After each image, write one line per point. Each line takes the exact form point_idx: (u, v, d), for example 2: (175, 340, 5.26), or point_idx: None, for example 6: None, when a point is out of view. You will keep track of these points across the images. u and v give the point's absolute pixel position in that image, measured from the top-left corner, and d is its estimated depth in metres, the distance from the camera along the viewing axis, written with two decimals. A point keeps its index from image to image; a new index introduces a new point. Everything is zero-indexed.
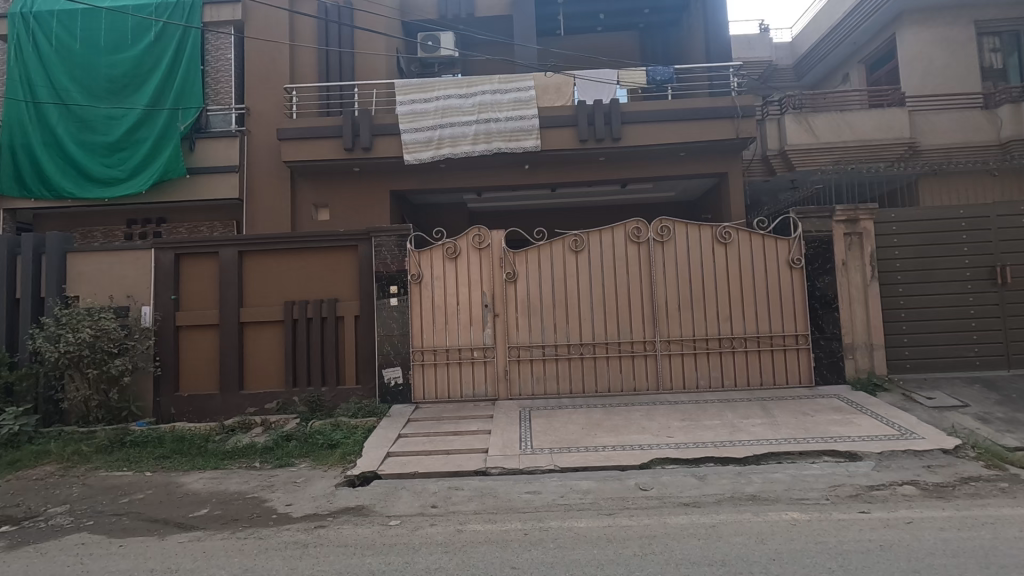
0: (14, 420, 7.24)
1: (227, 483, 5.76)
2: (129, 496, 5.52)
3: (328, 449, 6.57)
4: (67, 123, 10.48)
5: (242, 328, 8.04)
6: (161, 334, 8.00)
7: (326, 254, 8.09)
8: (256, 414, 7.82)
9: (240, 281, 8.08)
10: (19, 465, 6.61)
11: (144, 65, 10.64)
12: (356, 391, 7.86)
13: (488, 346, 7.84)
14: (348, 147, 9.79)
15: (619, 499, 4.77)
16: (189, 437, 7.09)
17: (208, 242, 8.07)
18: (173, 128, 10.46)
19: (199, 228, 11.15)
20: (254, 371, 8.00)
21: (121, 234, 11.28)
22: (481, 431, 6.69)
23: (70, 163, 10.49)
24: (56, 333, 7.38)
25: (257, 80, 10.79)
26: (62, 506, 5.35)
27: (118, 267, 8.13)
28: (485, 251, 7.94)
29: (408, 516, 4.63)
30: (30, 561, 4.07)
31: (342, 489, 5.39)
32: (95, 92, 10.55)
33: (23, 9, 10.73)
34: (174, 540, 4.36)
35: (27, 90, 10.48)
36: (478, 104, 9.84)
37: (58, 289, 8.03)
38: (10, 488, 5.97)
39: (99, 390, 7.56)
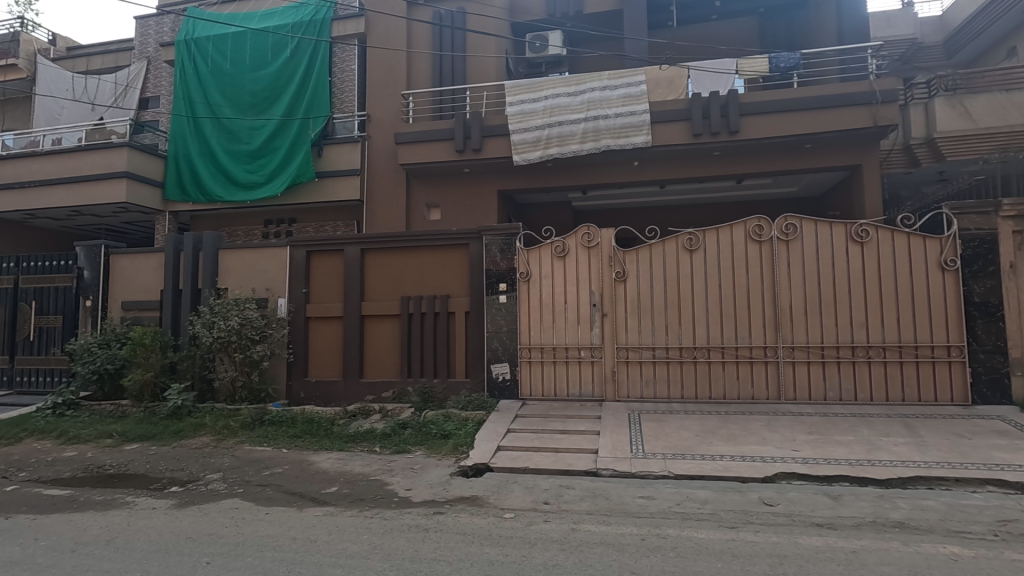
0: (178, 395, 8.32)
1: (352, 464, 6.21)
2: (270, 469, 6.12)
3: (441, 439, 6.86)
4: (218, 134, 11.81)
5: (363, 320, 8.60)
6: (293, 323, 8.79)
7: (439, 252, 8.44)
8: (374, 401, 8.33)
9: (362, 276, 8.65)
10: (182, 435, 7.59)
11: (281, 79, 11.74)
12: (466, 384, 8.11)
13: (596, 346, 7.77)
14: (460, 149, 10.14)
15: (741, 512, 4.50)
16: (317, 420, 7.72)
17: (335, 240, 8.73)
18: (304, 136, 11.44)
19: (325, 228, 12.09)
20: (373, 361, 8.53)
21: (260, 233, 12.51)
22: (589, 431, 6.63)
23: (219, 170, 11.81)
24: (211, 320, 8.38)
25: (377, 87, 11.47)
26: (217, 474, 6.06)
27: (259, 263, 9.05)
28: (594, 249, 7.87)
29: (522, 510, 4.70)
30: (196, 519, 4.65)
31: (456, 479, 5.58)
32: (240, 105, 11.79)
33: (186, 36, 12.26)
34: (311, 513, 4.76)
35: (188, 107, 11.98)
36: (587, 102, 9.74)
37: (212, 282, 9.09)
38: (175, 454, 6.86)
39: (243, 371, 8.44)
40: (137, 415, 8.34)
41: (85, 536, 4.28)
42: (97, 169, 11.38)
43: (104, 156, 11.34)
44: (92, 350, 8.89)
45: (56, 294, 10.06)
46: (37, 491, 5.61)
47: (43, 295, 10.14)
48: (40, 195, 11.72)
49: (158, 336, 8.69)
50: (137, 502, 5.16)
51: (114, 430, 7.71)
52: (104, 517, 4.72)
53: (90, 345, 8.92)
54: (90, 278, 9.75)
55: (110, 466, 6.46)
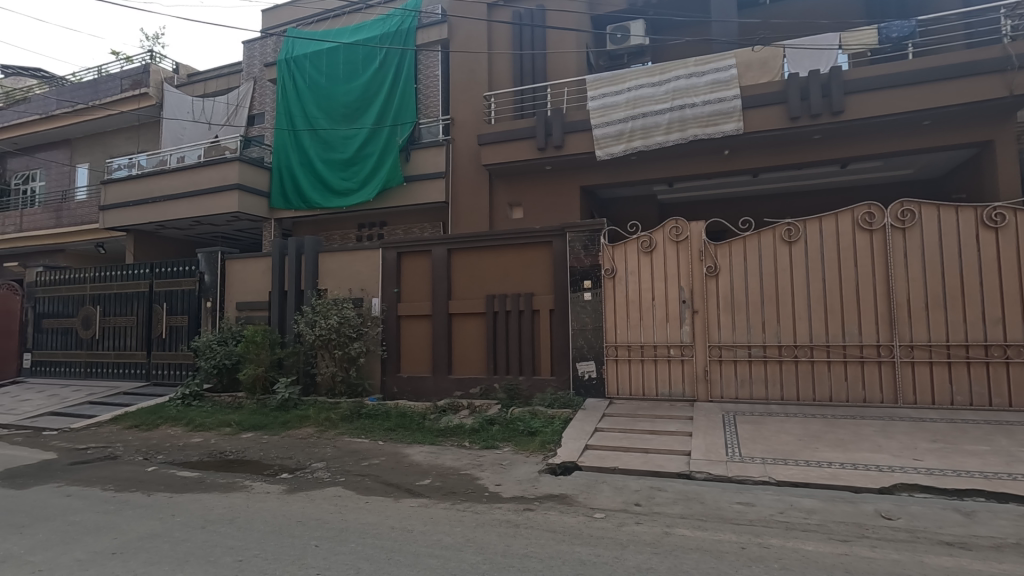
0: (285, 389, 8.98)
1: (443, 458, 6.41)
2: (367, 460, 6.47)
3: (528, 436, 6.92)
4: (315, 145, 12.62)
5: (450, 319, 8.85)
6: (386, 322, 9.22)
7: (523, 250, 8.49)
8: (462, 397, 8.54)
9: (449, 276, 8.90)
10: (289, 425, 8.20)
11: (371, 89, 12.35)
12: (551, 382, 8.09)
13: (686, 344, 7.48)
14: (541, 146, 10.14)
15: (853, 525, 4.14)
16: (409, 414, 8.05)
17: (423, 242, 9.04)
18: (393, 142, 11.95)
19: (413, 229, 12.55)
20: (459, 358, 8.75)
21: (354, 236, 13.12)
22: (680, 432, 6.40)
23: (317, 179, 12.62)
24: (313, 319, 9.00)
25: (459, 91, 11.75)
26: (321, 463, 6.49)
27: (354, 265, 9.58)
28: (682, 243, 7.59)
29: (612, 511, 4.62)
30: (304, 504, 5.01)
31: (545, 476, 5.59)
32: (335, 117, 12.52)
33: (286, 56, 13.22)
34: (407, 504, 4.97)
35: (289, 121, 12.92)
36: (672, 91, 9.39)
37: (313, 283, 9.74)
38: (283, 444, 7.43)
39: (342, 367, 8.98)
40: (250, 407, 9.12)
41: (211, 515, 4.73)
42: (214, 183, 12.57)
43: (220, 171, 12.50)
44: (212, 346, 9.86)
45: (182, 296, 11.24)
46: (172, 472, 6.30)
47: (172, 297, 11.36)
48: (167, 208, 13.12)
49: (268, 334, 9.49)
50: (254, 485, 5.65)
51: (232, 420, 8.48)
52: (226, 499, 5.21)
53: (211, 342, 9.89)
54: (211, 281, 10.84)
55: (229, 453, 7.12)
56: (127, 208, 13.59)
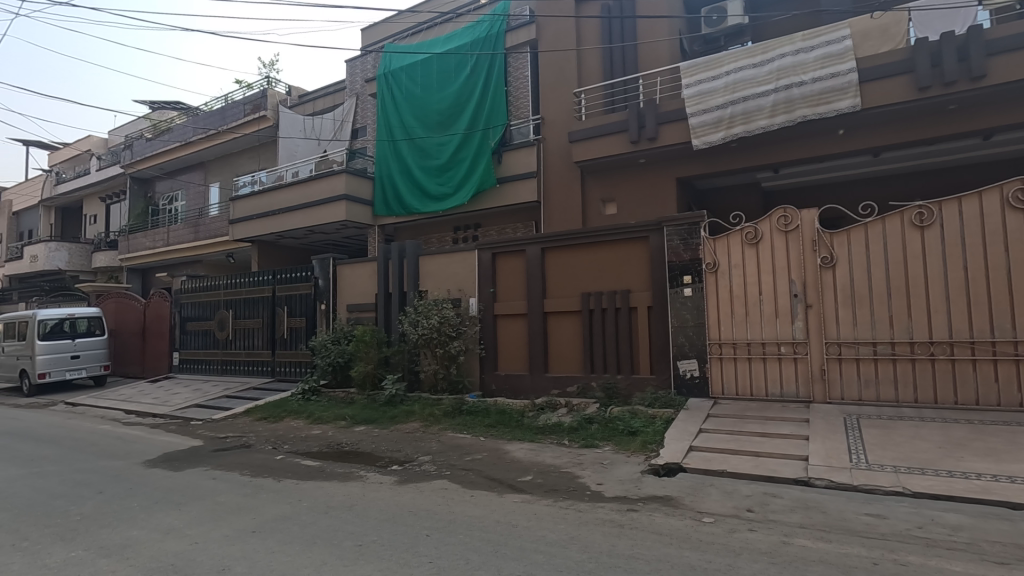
0: (392, 385, 9.51)
1: (543, 455, 6.48)
2: (470, 455, 6.69)
3: (629, 435, 6.80)
4: (413, 153, 13.23)
5: (546, 317, 8.90)
6: (484, 321, 9.46)
7: (618, 247, 8.34)
8: (559, 395, 8.55)
9: (543, 275, 8.94)
10: (397, 420, 8.68)
11: (463, 96, 12.71)
12: (651, 381, 7.88)
13: (800, 341, 6.97)
14: (634, 139, 9.90)
15: (1012, 546, 3.64)
16: (508, 411, 8.21)
17: (518, 242, 9.17)
18: (485, 146, 12.24)
19: (507, 230, 12.76)
20: (556, 356, 8.77)
21: (450, 239, 13.60)
22: (795, 435, 5.97)
23: (415, 185, 13.22)
24: (416, 319, 9.45)
25: (549, 90, 11.78)
26: (427, 456, 6.80)
27: (452, 267, 9.93)
28: (792, 233, 7.11)
29: (722, 515, 4.41)
30: (414, 495, 5.28)
31: (648, 477, 5.46)
32: (430, 125, 13.03)
33: (385, 70, 13.97)
34: (510, 499, 5.08)
35: (389, 131, 13.64)
36: (776, 71, 8.78)
37: (414, 285, 10.23)
38: (392, 437, 7.87)
39: (443, 365, 9.35)
40: (362, 401, 9.75)
41: (333, 501, 5.13)
42: (324, 194, 13.58)
43: (329, 183, 13.49)
44: (327, 346, 10.68)
45: (300, 300, 12.27)
46: (297, 461, 6.91)
47: (292, 301, 12.43)
48: (285, 219, 14.37)
49: (375, 333, 10.12)
50: (368, 476, 6.04)
51: (346, 414, 9.14)
52: (345, 487, 5.62)
53: (326, 342, 10.71)
54: (324, 286, 11.69)
55: (345, 444, 7.68)
56: (251, 221, 15.05)
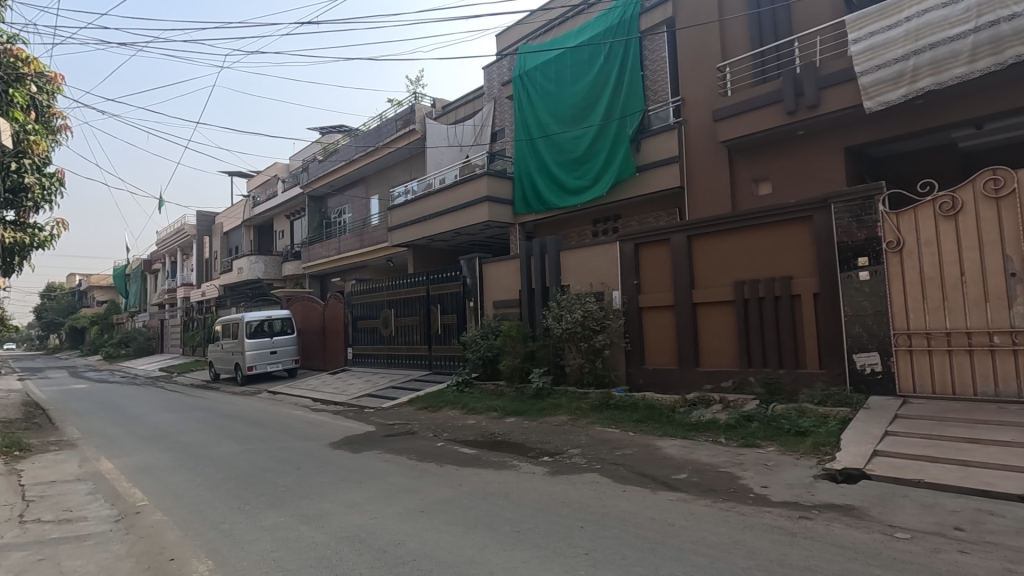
0: (539, 378, 9.74)
1: (698, 453, 6.16)
2: (620, 450, 6.59)
3: (796, 436, 6.21)
4: (550, 149, 13.37)
5: (695, 308, 8.44)
6: (628, 314, 9.26)
7: (775, 230, 7.61)
8: (713, 391, 8.06)
9: (691, 264, 8.49)
10: (545, 412, 8.87)
11: (598, 86, 12.53)
12: (820, 377, 7.08)
13: (1020, 329, 5.83)
14: (791, 109, 9.03)
15: None
16: (658, 406, 7.95)
17: (661, 231, 8.82)
18: (623, 134, 11.94)
19: (648, 219, 12.33)
20: (708, 349, 8.29)
21: (590, 232, 13.50)
22: (1018, 442, 4.96)
23: (553, 180, 13.34)
24: (559, 313, 9.54)
25: (690, 68, 11.17)
26: (576, 449, 6.84)
27: (593, 260, 9.87)
28: (1004, 200, 6.02)
29: (921, 532, 3.81)
30: (565, 486, 5.36)
31: (822, 482, 4.92)
32: (565, 119, 13.05)
33: (520, 71, 14.30)
34: (665, 496, 4.91)
35: (525, 131, 13.93)
36: (975, 7, 7.34)
37: (556, 280, 10.36)
38: (542, 429, 8.06)
39: (588, 359, 9.32)
40: (511, 394, 10.12)
41: (490, 488, 5.40)
42: (469, 197, 14.33)
43: (473, 187, 14.20)
44: (477, 340, 11.26)
45: (452, 298, 13.10)
46: (456, 448, 7.40)
47: (444, 299, 13.32)
48: (435, 224, 15.43)
49: (521, 328, 10.46)
50: (521, 466, 6.25)
51: (497, 405, 9.56)
52: (500, 475, 5.88)
53: (476, 337, 11.32)
54: (472, 284, 12.36)
55: (498, 434, 8.03)
56: (406, 227, 16.41)
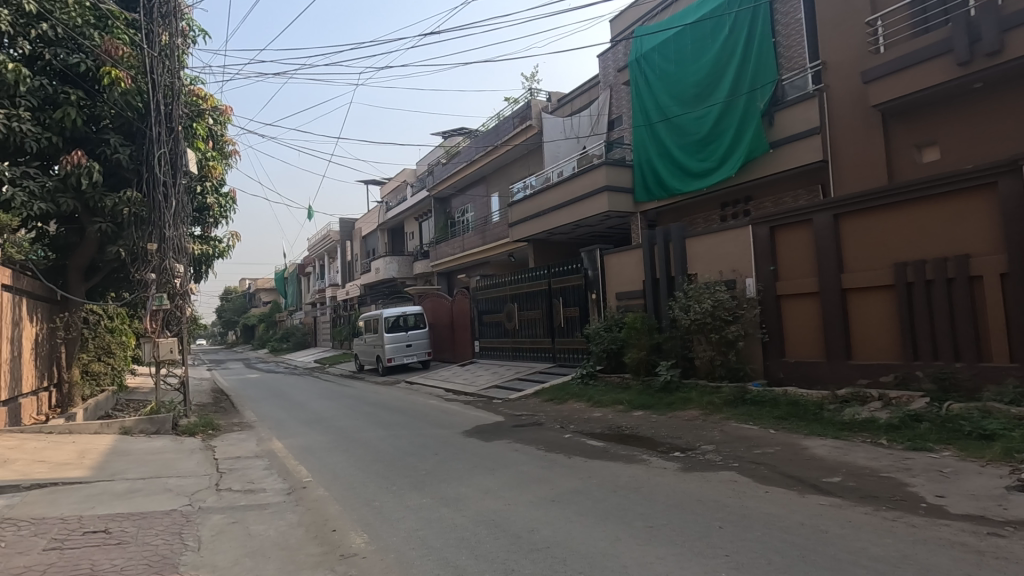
0: (667, 371, 9.42)
1: (854, 455, 5.56)
2: (760, 448, 6.15)
3: (980, 440, 5.37)
4: (670, 132, 12.79)
5: (845, 295, 7.60)
6: (765, 303, 8.59)
7: (946, 202, 6.61)
8: (870, 386, 7.21)
9: (838, 245, 7.66)
10: (674, 406, 8.56)
11: (722, 60, 11.72)
12: (1011, 371, 6.04)
13: None
14: (965, 60, 7.77)
15: None
16: (803, 403, 7.31)
17: (802, 210, 8.06)
18: (753, 109, 11.07)
19: (784, 199, 11.32)
20: (862, 339, 7.42)
21: (717, 217, 12.70)
22: None
23: (675, 165, 12.76)
24: (687, 304, 9.14)
25: (830, 27, 10.03)
26: (710, 445, 6.51)
27: (723, 246, 9.28)
28: None
29: None
30: (701, 484, 5.14)
31: (1017, 495, 4.20)
32: (686, 100, 12.41)
33: (636, 54, 13.83)
34: (816, 500, 4.50)
35: (643, 115, 13.45)
36: None
37: (682, 269, 9.93)
38: (672, 423, 7.79)
39: (720, 351, 8.82)
40: (637, 387, 9.89)
41: (621, 482, 5.34)
42: (587, 189, 14.21)
43: (591, 178, 14.06)
44: (600, 333, 11.17)
45: (573, 291, 13.12)
46: (583, 440, 7.41)
47: (566, 292, 13.39)
48: (554, 217, 15.51)
49: (645, 320, 10.19)
50: (651, 460, 6.10)
51: (623, 398, 9.40)
52: (630, 469, 5.78)
53: (599, 329, 11.23)
54: (594, 276, 12.28)
55: (625, 428, 7.90)
56: (526, 222, 16.70)
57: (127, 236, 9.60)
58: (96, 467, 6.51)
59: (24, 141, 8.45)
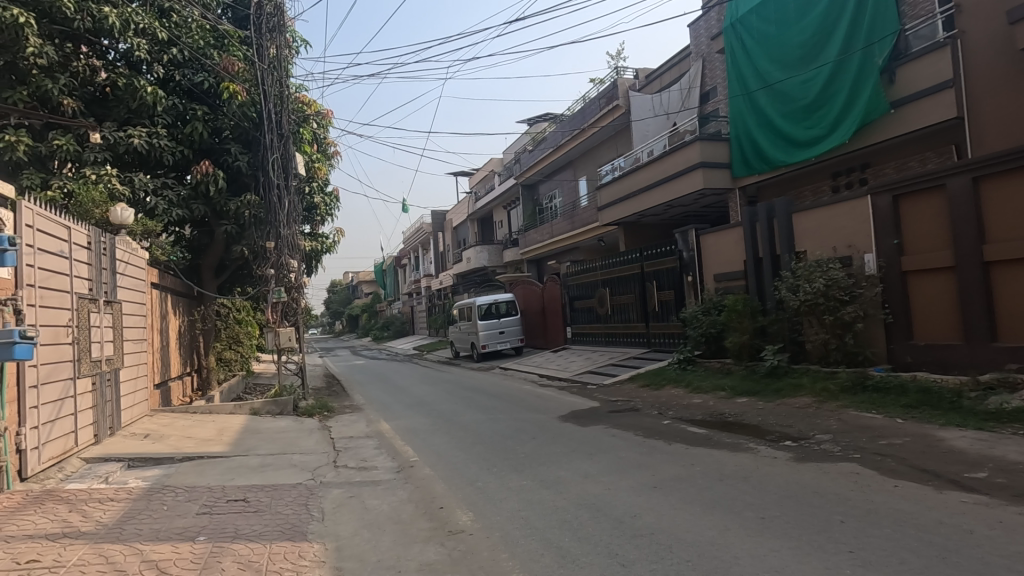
0: (774, 356, 8.87)
1: (1003, 449, 4.93)
2: (885, 439, 5.63)
3: None
4: (772, 100, 11.88)
5: (988, 268, 6.71)
6: (888, 280, 7.80)
7: None
8: (1020, 372, 6.34)
9: (979, 213, 6.75)
10: (783, 393, 8.05)
11: (831, 15, 10.64)
12: None
13: None
14: None
15: None
16: (936, 390, 6.60)
17: (932, 175, 7.19)
18: (870, 67, 9.98)
19: (909, 164, 10.16)
20: (1010, 319, 6.52)
21: (828, 189, 11.67)
22: None
23: (778, 135, 11.87)
24: (795, 284, 8.52)
25: None
26: (827, 435, 6.05)
27: (837, 220, 8.52)
28: None
29: None
30: (818, 475, 4.80)
31: None
32: (790, 63, 11.46)
33: (731, 19, 12.95)
34: (956, 498, 4.04)
35: (741, 84, 12.61)
36: None
37: (789, 247, 9.25)
38: (781, 411, 7.33)
39: (835, 334, 8.15)
40: (740, 372, 9.41)
41: (727, 470, 5.12)
42: (679, 167, 13.62)
43: (684, 155, 13.45)
44: (698, 317, 10.72)
45: (668, 274, 12.68)
46: (684, 427, 7.19)
47: (660, 275, 12.98)
48: (644, 199, 15.04)
49: (748, 302, 9.63)
50: (760, 449, 5.78)
51: (725, 384, 8.99)
52: (737, 457, 5.53)
53: (696, 313, 10.78)
54: (690, 259, 11.80)
55: (729, 415, 7.55)
56: (616, 205, 16.35)
57: (248, 236, 10.56)
58: (233, 443, 7.30)
59: (162, 155, 9.55)
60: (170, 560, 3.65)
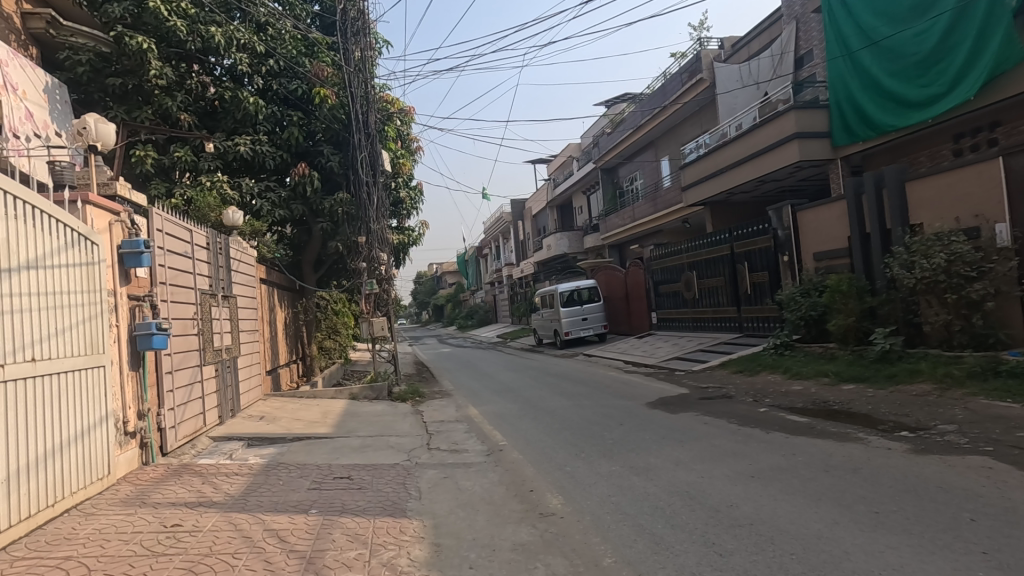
0: (885, 339, 8.15)
1: None
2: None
3: None
4: (879, 59, 10.80)
5: None
6: None
7: None
8: None
9: None
10: (898, 379, 7.37)
11: None
12: None
13: None
14: None
15: None
16: None
17: None
18: (999, 11, 8.78)
19: None
20: None
21: (949, 153, 10.44)
22: None
23: (886, 97, 10.77)
24: (909, 260, 7.71)
25: None
26: (951, 425, 5.49)
27: (960, 187, 7.70)
28: None
29: None
30: (942, 469, 4.36)
31: None
32: (900, 17, 10.36)
33: None
34: None
35: (841, 45, 11.56)
36: None
37: (901, 219, 8.37)
38: (895, 399, 6.73)
39: (960, 315, 7.33)
40: (846, 357, 8.73)
41: (833, 461, 4.78)
42: (772, 139, 12.76)
43: (777, 126, 12.58)
44: (796, 298, 10.04)
45: (761, 254, 11.97)
46: (783, 415, 6.79)
47: (751, 256, 12.29)
48: (733, 175, 14.24)
49: (854, 282, 8.87)
50: (871, 439, 5.35)
51: (829, 370, 8.39)
52: (844, 448, 5.15)
53: (794, 295, 10.09)
54: (785, 237, 11.06)
55: (834, 403, 7.05)
56: (701, 184, 15.64)
57: (342, 232, 11.19)
58: (336, 425, 7.84)
59: (264, 160, 10.33)
60: (289, 530, 4.00)
